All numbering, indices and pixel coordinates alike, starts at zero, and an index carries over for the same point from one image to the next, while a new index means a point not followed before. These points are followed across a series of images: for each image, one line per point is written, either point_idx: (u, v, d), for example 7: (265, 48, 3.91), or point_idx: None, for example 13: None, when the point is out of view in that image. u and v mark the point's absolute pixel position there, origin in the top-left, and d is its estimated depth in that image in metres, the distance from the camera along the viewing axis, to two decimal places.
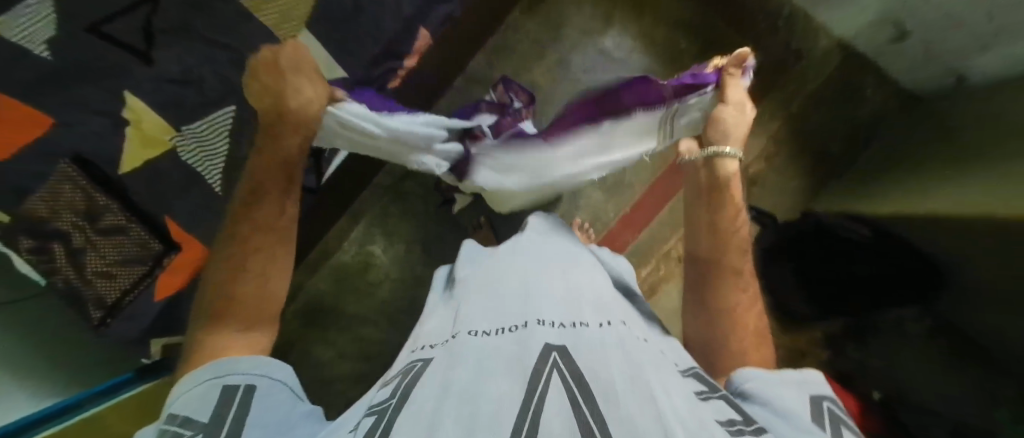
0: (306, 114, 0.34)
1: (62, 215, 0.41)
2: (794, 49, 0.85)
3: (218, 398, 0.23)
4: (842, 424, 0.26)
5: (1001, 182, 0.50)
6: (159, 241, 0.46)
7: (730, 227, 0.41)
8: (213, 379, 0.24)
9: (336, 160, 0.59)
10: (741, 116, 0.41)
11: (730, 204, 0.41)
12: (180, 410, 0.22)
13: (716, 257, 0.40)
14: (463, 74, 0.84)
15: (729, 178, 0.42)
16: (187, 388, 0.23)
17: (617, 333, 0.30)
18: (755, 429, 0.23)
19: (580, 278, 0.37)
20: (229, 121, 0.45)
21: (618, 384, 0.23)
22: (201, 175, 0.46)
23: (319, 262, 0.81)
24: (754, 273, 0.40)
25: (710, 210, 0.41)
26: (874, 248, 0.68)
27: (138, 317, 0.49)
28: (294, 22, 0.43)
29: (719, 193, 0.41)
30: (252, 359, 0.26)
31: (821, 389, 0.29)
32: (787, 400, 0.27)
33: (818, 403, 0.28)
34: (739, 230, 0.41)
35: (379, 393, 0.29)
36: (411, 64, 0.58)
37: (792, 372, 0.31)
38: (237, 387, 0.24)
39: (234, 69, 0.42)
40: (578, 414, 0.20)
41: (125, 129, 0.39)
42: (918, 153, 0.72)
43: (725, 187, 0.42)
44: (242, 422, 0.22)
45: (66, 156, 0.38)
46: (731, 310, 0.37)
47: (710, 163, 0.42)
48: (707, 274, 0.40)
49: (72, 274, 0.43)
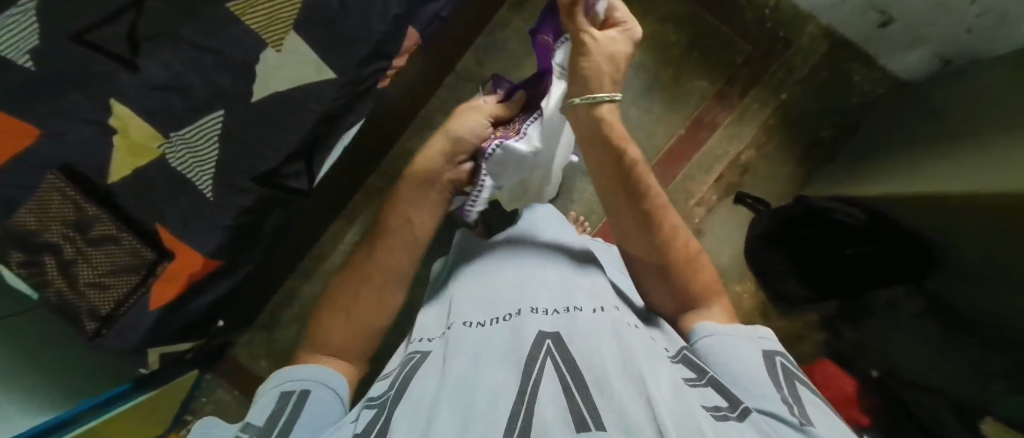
0: (462, 139, 0.49)
1: (52, 227, 0.40)
2: (782, 37, 0.87)
3: (274, 405, 0.29)
4: (794, 379, 0.29)
5: (982, 163, 0.50)
6: (150, 249, 0.45)
7: (627, 175, 0.39)
8: (276, 388, 0.31)
9: (325, 163, 0.57)
10: (612, 48, 0.41)
11: (619, 149, 0.39)
12: (251, 420, 0.29)
13: (635, 212, 0.39)
14: (453, 71, 0.85)
15: (609, 124, 0.40)
16: (258, 401, 0.31)
17: (611, 318, 0.30)
18: (741, 412, 0.23)
19: (572, 269, 0.37)
20: (218, 126, 0.44)
21: (610, 370, 0.23)
22: (192, 181, 0.44)
23: (314, 266, 0.84)
24: (667, 202, 0.40)
25: (606, 163, 0.39)
26: (867, 231, 0.68)
27: (136, 329, 0.48)
28: (281, 24, 0.44)
29: (605, 144, 0.39)
30: (305, 368, 0.33)
31: (773, 343, 0.32)
32: (743, 356, 0.30)
33: (771, 359, 0.30)
34: (637, 171, 0.40)
35: (379, 386, 0.30)
36: (399, 64, 0.57)
37: (748, 328, 0.33)
38: (289, 394, 0.30)
39: (225, 74, 0.42)
40: (572, 407, 0.20)
41: (112, 138, 0.39)
42: (898, 132, 0.73)
43: (608, 133, 0.39)
44: (291, 422, 0.28)
45: (54, 168, 0.38)
46: (666, 255, 0.38)
47: (585, 114, 0.40)
48: (631, 230, 0.40)
49: (64, 285, 0.44)
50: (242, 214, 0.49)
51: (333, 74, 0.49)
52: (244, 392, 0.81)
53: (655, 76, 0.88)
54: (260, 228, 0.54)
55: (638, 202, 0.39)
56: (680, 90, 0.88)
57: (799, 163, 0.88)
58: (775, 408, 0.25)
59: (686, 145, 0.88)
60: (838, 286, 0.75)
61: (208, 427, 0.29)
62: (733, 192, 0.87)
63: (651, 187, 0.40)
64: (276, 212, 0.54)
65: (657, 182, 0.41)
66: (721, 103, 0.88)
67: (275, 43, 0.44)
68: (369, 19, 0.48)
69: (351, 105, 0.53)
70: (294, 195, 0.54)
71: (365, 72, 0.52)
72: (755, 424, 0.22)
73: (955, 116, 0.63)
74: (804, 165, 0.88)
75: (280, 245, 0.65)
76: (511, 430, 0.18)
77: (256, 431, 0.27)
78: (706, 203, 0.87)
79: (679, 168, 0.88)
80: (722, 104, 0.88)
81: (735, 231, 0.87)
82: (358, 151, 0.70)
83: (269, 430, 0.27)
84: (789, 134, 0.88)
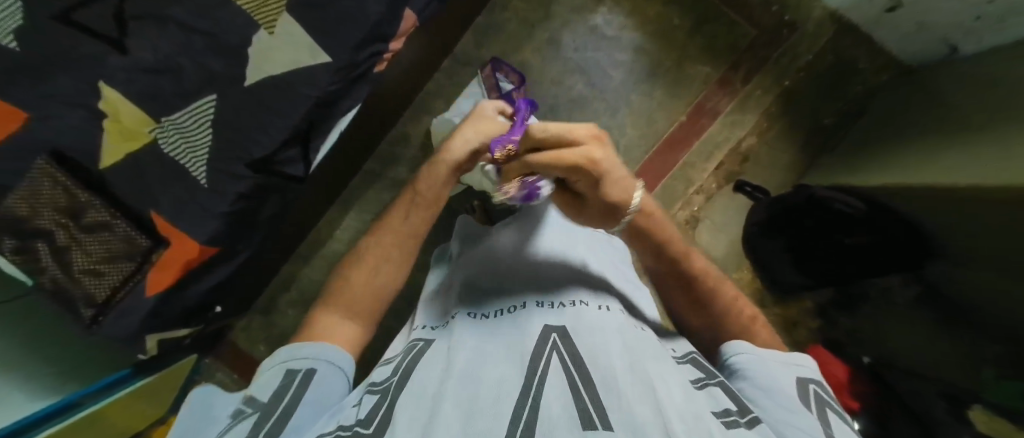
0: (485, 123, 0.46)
1: (45, 214, 0.40)
2: (788, 21, 0.85)
3: (279, 382, 0.28)
4: (825, 408, 0.28)
5: (988, 149, 0.50)
6: (146, 236, 0.44)
7: (676, 265, 0.42)
8: (282, 364, 0.29)
9: (325, 146, 0.55)
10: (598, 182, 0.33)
11: (663, 240, 0.41)
12: (256, 397, 0.27)
13: (692, 296, 0.41)
14: (452, 55, 0.84)
15: (655, 225, 0.41)
16: (264, 374, 0.29)
17: (616, 317, 0.30)
18: (750, 419, 0.23)
19: (586, 271, 0.36)
20: (212, 110, 0.43)
21: (619, 372, 0.23)
22: (186, 168, 0.44)
23: (312, 252, 0.83)
24: (717, 280, 0.42)
25: (658, 259, 0.42)
26: (867, 221, 0.67)
27: (134, 315, 0.48)
28: (272, 5, 0.42)
29: (653, 241, 0.41)
30: (315, 346, 0.31)
31: (811, 372, 0.31)
32: (772, 374, 0.30)
33: (805, 385, 0.30)
34: (683, 258, 0.42)
35: (381, 371, 0.30)
36: (396, 48, 0.55)
37: (785, 355, 0.33)
38: (295, 373, 0.29)
39: (216, 57, 0.41)
40: (578, 400, 0.20)
41: (103, 122, 0.39)
42: (901, 121, 0.72)
43: (655, 232, 0.41)
44: (293, 403, 0.26)
45: (44, 152, 0.37)
46: (732, 326, 0.38)
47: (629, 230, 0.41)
48: (684, 309, 0.42)
49: (58, 273, 0.44)
50: (239, 200, 0.48)
51: (328, 58, 0.47)
52: (241, 375, 0.82)
53: (657, 61, 0.86)
54: (257, 214, 0.53)
55: (687, 289, 0.41)
56: (684, 75, 0.86)
57: (801, 151, 0.87)
58: (797, 425, 0.25)
59: (687, 132, 0.87)
60: (834, 273, 0.75)
61: (220, 401, 0.28)
62: (733, 180, 0.87)
63: (699, 268, 0.42)
64: (274, 197, 0.52)
65: (703, 257, 0.43)
66: (724, 89, 0.87)
67: (268, 25, 0.43)
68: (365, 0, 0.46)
69: (347, 90, 0.51)
70: (289, 182, 0.53)
71: (362, 56, 0.50)
72: (763, 431, 0.22)
73: (957, 105, 0.62)
74: (805, 153, 0.87)
75: (277, 231, 0.64)
76: (517, 423, 0.18)
77: (261, 406, 0.26)
78: (705, 191, 0.87)
79: (679, 155, 0.87)
80: (724, 91, 0.87)
81: (734, 218, 0.87)
82: (355, 136, 0.69)
83: (269, 414, 0.26)
84: (790, 122, 0.87)
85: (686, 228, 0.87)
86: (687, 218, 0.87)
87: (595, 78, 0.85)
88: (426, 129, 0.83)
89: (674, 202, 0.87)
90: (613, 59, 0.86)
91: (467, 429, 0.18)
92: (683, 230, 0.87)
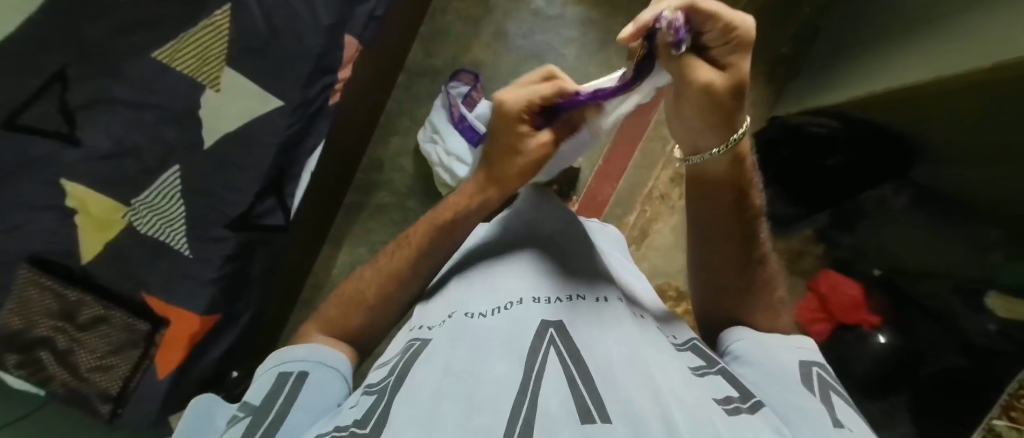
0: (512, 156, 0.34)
1: (39, 321, 0.42)
2: None
3: (269, 389, 0.27)
4: (830, 390, 0.27)
5: (934, 40, 0.50)
6: (144, 320, 0.45)
7: (747, 220, 0.35)
8: (273, 368, 0.29)
9: (299, 190, 0.54)
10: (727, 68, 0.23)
11: (745, 184, 0.34)
12: (250, 400, 0.26)
13: (739, 252, 0.35)
14: (403, 69, 0.83)
15: (744, 163, 0.32)
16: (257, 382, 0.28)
17: (615, 307, 0.30)
18: (753, 404, 0.21)
19: (588, 268, 0.35)
20: (178, 183, 0.42)
21: (619, 372, 0.22)
22: (168, 244, 0.44)
23: (314, 295, 0.83)
24: (767, 257, 0.36)
25: (731, 201, 0.34)
26: (846, 137, 0.67)
27: (152, 400, 0.48)
28: (213, 62, 0.41)
29: (739, 178, 0.33)
30: (306, 351, 0.31)
31: (813, 355, 0.30)
32: (772, 362, 0.29)
33: (807, 367, 0.28)
34: (756, 215, 0.35)
35: (376, 374, 0.29)
36: (345, 77, 0.53)
37: (788, 340, 0.32)
38: (288, 374, 0.28)
39: (169, 126, 0.41)
40: (576, 393, 0.20)
41: (74, 218, 0.40)
42: (852, 33, 0.72)
43: (744, 166, 0.32)
44: (287, 405, 0.25)
45: (23, 261, 0.40)
46: (765, 296, 0.35)
47: (711, 167, 0.32)
48: (716, 271, 0.37)
49: (67, 376, 0.45)
50: (227, 262, 0.47)
51: (280, 101, 0.45)
52: None
53: (607, 28, 0.85)
54: (249, 271, 0.52)
55: (747, 241, 0.35)
56: None
57: (767, 85, 0.87)
58: (804, 410, 0.23)
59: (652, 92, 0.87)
60: (825, 196, 0.76)
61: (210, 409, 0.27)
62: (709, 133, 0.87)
63: (765, 237, 0.36)
64: (263, 250, 0.52)
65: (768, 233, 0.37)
66: None
67: (213, 82, 0.42)
68: (302, 34, 0.44)
69: (306, 129, 0.50)
70: (275, 232, 0.52)
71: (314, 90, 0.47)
72: (768, 418, 0.20)
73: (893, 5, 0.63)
74: (771, 85, 0.87)
75: (273, 285, 0.63)
76: (515, 419, 0.17)
77: (252, 409, 0.24)
78: None
79: (651, 115, 0.86)
80: None
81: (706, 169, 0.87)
82: (327, 173, 0.68)
83: (263, 412, 0.24)
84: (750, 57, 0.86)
85: (674, 186, 0.87)
86: (673, 175, 0.86)
87: (551, 59, 0.85)
88: (397, 149, 0.83)
89: (655, 162, 0.87)
90: (563, 37, 0.85)
91: (467, 423, 0.17)
92: (672, 188, 0.87)
